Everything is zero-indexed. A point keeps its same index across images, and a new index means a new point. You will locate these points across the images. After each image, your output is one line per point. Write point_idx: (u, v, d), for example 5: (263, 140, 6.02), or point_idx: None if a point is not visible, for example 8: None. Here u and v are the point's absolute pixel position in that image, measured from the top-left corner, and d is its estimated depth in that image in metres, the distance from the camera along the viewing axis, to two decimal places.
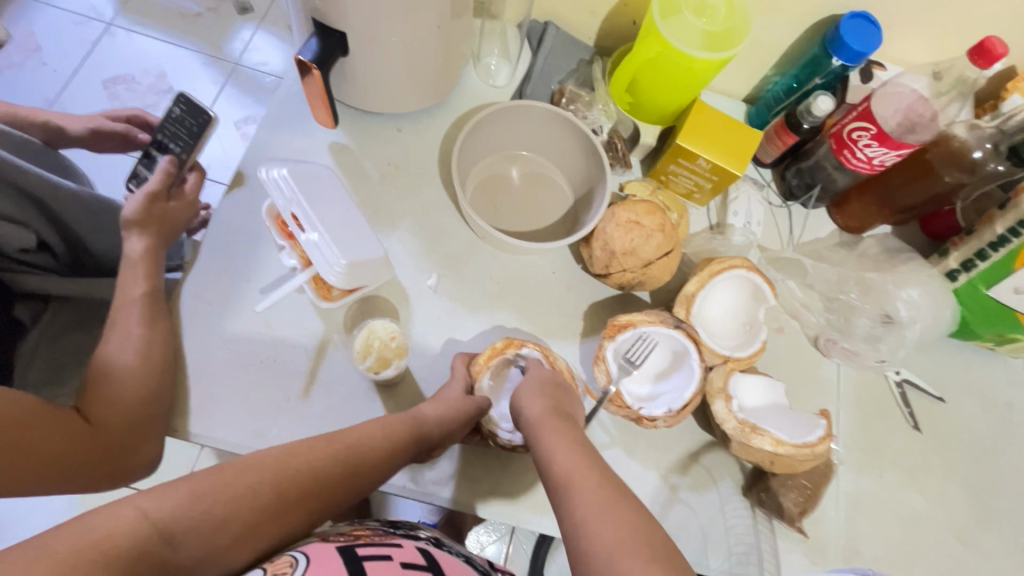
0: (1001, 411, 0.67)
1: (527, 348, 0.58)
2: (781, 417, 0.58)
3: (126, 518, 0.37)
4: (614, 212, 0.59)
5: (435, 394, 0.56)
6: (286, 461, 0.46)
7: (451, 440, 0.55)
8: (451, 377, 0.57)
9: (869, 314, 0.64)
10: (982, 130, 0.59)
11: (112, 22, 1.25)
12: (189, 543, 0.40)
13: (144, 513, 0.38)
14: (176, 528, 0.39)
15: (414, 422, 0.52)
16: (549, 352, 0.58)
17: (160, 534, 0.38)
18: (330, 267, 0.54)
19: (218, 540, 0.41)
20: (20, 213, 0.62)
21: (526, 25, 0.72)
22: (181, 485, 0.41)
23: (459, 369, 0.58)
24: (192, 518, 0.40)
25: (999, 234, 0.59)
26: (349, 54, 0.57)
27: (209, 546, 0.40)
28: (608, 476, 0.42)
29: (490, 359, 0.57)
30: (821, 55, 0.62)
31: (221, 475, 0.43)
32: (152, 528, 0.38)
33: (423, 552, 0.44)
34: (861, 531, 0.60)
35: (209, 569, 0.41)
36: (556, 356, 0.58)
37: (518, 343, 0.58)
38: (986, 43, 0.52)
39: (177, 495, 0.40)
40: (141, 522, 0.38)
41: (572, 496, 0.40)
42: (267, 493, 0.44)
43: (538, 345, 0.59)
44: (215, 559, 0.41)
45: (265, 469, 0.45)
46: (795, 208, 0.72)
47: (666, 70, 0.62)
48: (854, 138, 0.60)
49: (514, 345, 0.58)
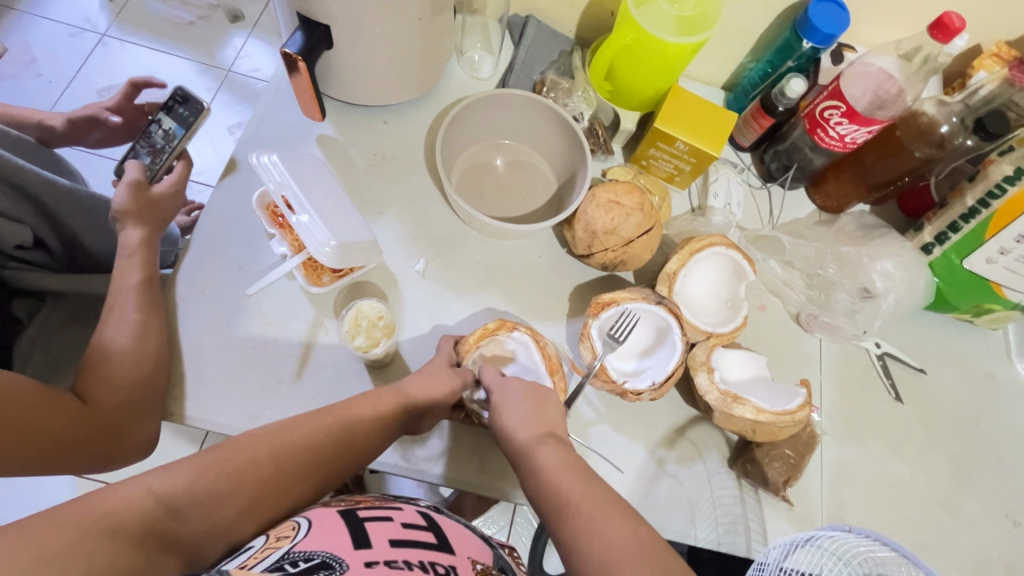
0: (982, 380, 0.69)
1: (518, 331, 0.59)
2: (764, 388, 0.60)
3: (130, 496, 0.38)
4: (595, 193, 0.61)
5: (422, 369, 0.57)
6: (284, 435, 0.47)
7: (439, 411, 0.56)
8: (437, 355, 0.59)
9: (848, 289, 0.65)
10: (950, 106, 0.61)
11: (106, 33, 1.27)
12: (194, 516, 0.41)
13: (149, 489, 0.39)
14: (180, 502, 0.41)
15: (405, 398, 0.53)
16: (540, 337, 0.59)
17: (168, 509, 0.40)
18: (320, 246, 0.55)
19: (224, 513, 0.42)
20: (16, 211, 0.64)
21: (507, 18, 0.75)
22: (183, 464, 0.42)
23: (446, 347, 0.59)
24: (194, 491, 0.41)
25: (970, 206, 0.61)
26: (334, 48, 0.58)
27: (216, 518, 0.42)
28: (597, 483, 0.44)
29: (479, 340, 0.58)
30: (792, 38, 0.65)
31: (223, 452, 0.44)
32: (156, 501, 0.39)
33: (423, 514, 0.45)
34: (847, 500, 0.61)
35: (218, 539, 0.42)
36: (546, 341, 0.59)
37: (510, 325, 0.59)
38: (943, 18, 0.54)
39: (179, 473, 0.41)
40: (145, 498, 0.39)
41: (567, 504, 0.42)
42: (266, 466, 0.45)
43: (531, 330, 0.59)
44: (222, 531, 0.42)
45: (262, 444, 0.46)
46: (774, 189, 0.74)
47: (642, 56, 0.64)
48: (826, 116, 0.62)
49: (507, 327, 0.59)
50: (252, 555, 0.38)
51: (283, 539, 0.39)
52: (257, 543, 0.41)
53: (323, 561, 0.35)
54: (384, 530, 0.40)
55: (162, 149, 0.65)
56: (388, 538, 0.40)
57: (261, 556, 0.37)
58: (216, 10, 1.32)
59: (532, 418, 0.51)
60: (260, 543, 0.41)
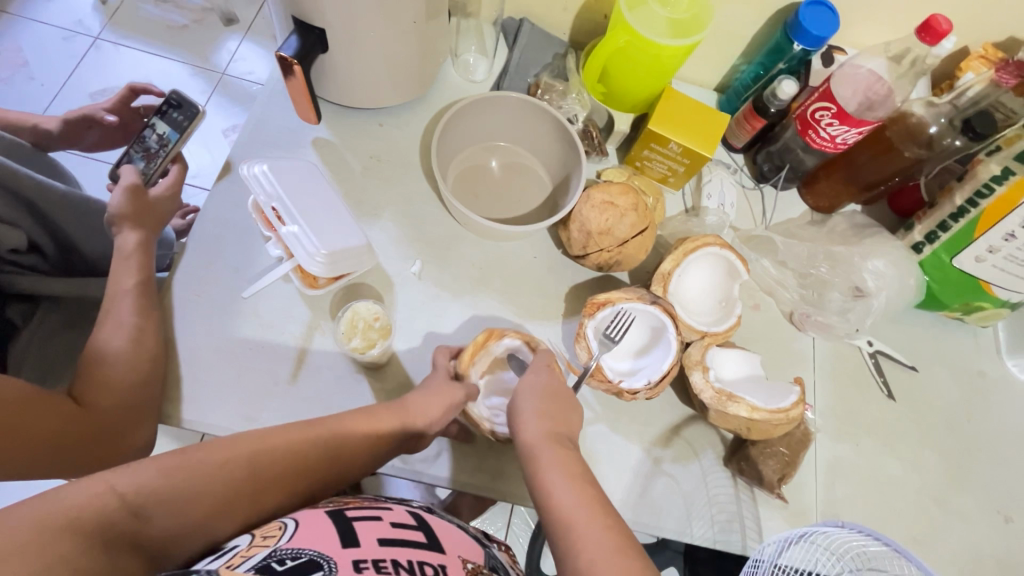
0: (973, 378, 0.70)
1: (508, 338, 0.58)
2: (758, 387, 0.60)
3: (94, 492, 0.38)
4: (589, 195, 0.61)
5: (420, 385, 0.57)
6: (265, 441, 0.47)
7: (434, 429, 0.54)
8: (433, 370, 0.58)
9: (840, 288, 0.66)
10: (939, 107, 0.61)
11: (99, 36, 1.27)
12: (156, 517, 0.41)
13: (112, 488, 0.39)
14: (145, 503, 0.40)
15: (398, 410, 0.53)
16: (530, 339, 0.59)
17: (133, 509, 0.40)
18: (310, 256, 0.56)
19: (191, 515, 0.42)
20: (12, 215, 0.64)
21: (501, 21, 0.75)
22: (153, 463, 0.42)
23: (441, 361, 0.58)
24: (160, 492, 0.41)
25: (959, 206, 0.62)
26: (329, 51, 0.59)
27: (182, 519, 0.42)
28: (593, 497, 0.45)
29: (474, 355, 0.58)
30: (784, 41, 0.65)
31: (195, 454, 0.44)
32: (119, 502, 0.39)
33: (412, 514, 0.45)
34: (840, 496, 0.62)
35: (186, 540, 0.42)
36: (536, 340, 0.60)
37: (498, 334, 0.58)
38: (930, 20, 0.55)
39: (147, 473, 0.41)
40: (107, 497, 0.38)
41: (562, 525, 0.43)
42: (241, 469, 0.45)
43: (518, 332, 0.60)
44: (191, 532, 0.43)
45: (238, 449, 0.46)
46: (767, 190, 0.74)
47: (635, 59, 0.65)
48: (817, 118, 0.62)
49: (496, 338, 0.58)
50: (238, 555, 0.38)
51: (270, 538, 0.39)
52: (242, 542, 0.40)
53: (311, 560, 0.35)
54: (372, 529, 0.41)
55: (156, 152, 0.65)
56: (377, 537, 0.40)
57: (248, 555, 0.37)
58: (210, 13, 1.32)
59: (537, 411, 0.51)
60: (245, 542, 0.40)
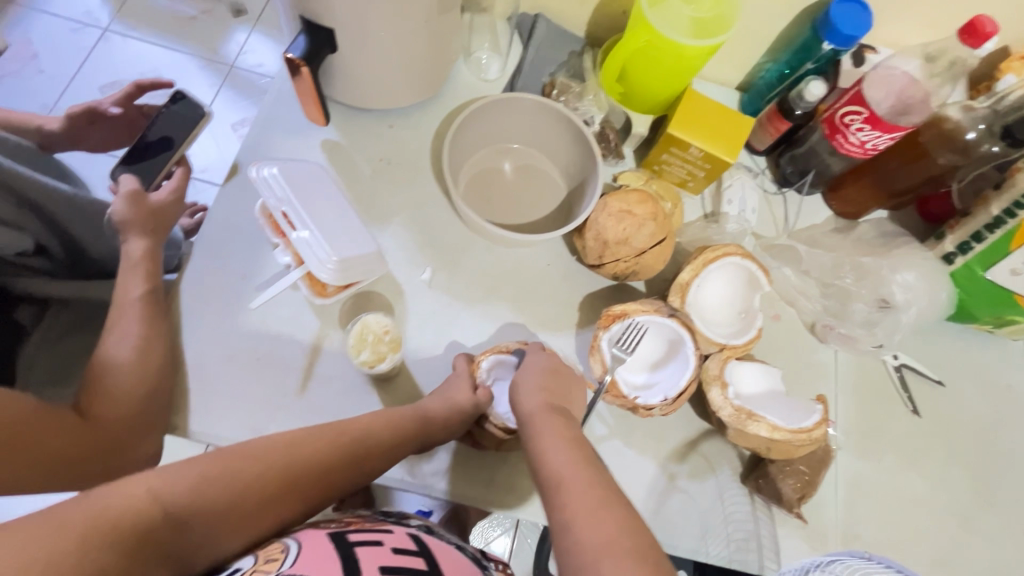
0: (1001, 391, 0.67)
1: (486, 359, 0.57)
2: (779, 403, 0.58)
3: (135, 498, 0.37)
4: (605, 203, 0.59)
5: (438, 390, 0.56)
6: (294, 448, 0.46)
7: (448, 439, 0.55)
8: (456, 376, 0.57)
9: (866, 299, 0.64)
10: (976, 111, 0.59)
11: (108, 28, 1.25)
12: (193, 527, 0.40)
13: (154, 494, 0.38)
14: (182, 512, 0.39)
15: (418, 419, 0.53)
16: (505, 348, 0.57)
17: (168, 519, 0.38)
18: (321, 263, 0.54)
19: (220, 525, 0.41)
20: (18, 219, 0.63)
21: (516, 17, 0.72)
22: (192, 467, 0.41)
23: (460, 370, 0.57)
24: (195, 504, 0.40)
25: (995, 216, 0.59)
26: (337, 50, 0.57)
27: (209, 530, 0.41)
28: None
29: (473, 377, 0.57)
30: (812, 39, 0.62)
31: (229, 461, 0.43)
32: (160, 509, 0.38)
33: (413, 538, 0.43)
34: (861, 515, 0.60)
35: (205, 550, 0.41)
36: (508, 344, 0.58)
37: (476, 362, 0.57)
38: (975, 22, 0.52)
39: (187, 476, 0.40)
40: (149, 504, 0.37)
41: None
42: (272, 478, 0.44)
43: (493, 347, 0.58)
44: (217, 540, 0.41)
45: (272, 462, 0.44)
46: (790, 195, 0.72)
47: (655, 59, 0.62)
48: (846, 122, 0.59)
49: (476, 369, 0.57)
50: None
51: (273, 562, 0.38)
52: (245, 564, 0.39)
53: None
54: (374, 556, 0.39)
55: (158, 152, 0.63)
56: (379, 564, 0.38)
57: None
58: (218, 4, 1.30)
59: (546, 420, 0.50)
60: (248, 564, 0.39)
